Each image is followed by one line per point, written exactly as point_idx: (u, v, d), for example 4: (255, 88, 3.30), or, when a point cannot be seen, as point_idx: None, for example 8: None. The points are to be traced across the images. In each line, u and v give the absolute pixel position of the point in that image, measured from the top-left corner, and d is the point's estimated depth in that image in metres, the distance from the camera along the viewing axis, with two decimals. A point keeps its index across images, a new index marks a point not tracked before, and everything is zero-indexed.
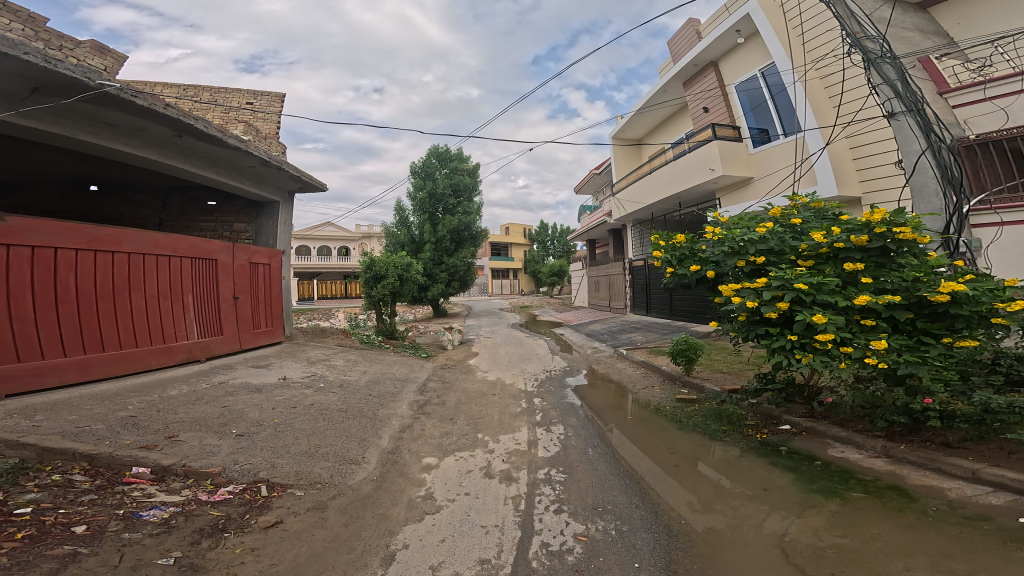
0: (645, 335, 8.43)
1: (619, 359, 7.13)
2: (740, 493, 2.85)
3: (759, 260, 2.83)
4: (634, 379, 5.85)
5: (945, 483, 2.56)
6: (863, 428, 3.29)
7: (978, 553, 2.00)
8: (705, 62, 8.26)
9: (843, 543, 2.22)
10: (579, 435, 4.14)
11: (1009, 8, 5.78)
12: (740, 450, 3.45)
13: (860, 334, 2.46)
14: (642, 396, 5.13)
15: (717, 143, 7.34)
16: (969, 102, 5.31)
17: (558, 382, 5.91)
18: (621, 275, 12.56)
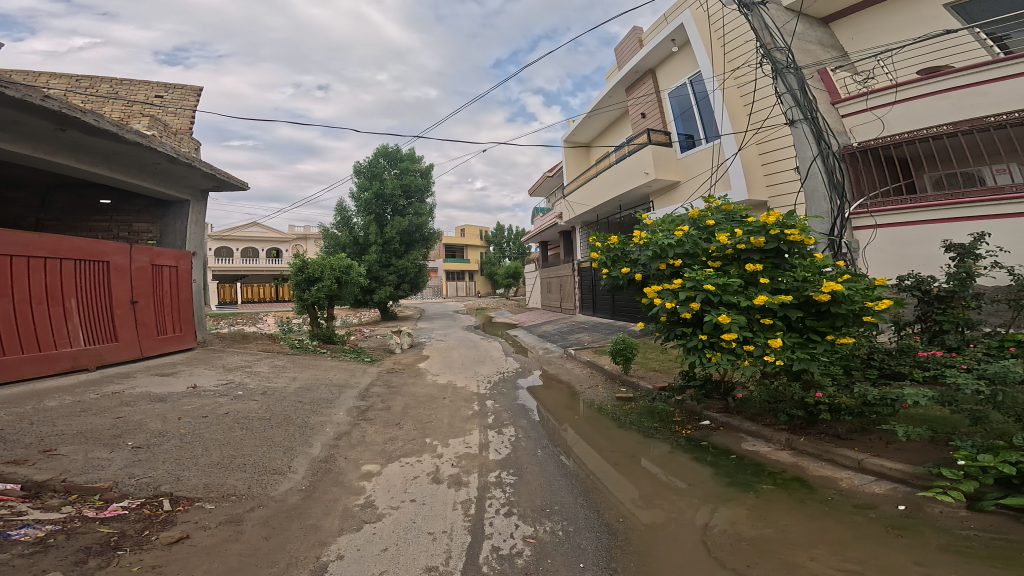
0: (591, 335, 8.58)
1: (568, 360, 7.21)
2: (676, 488, 2.92)
3: (676, 262, 2.94)
4: (581, 379, 5.94)
5: (837, 473, 2.73)
6: (769, 422, 3.49)
7: (867, 542, 2.11)
8: (644, 69, 8.52)
9: (760, 534, 2.30)
10: (527, 437, 4.14)
11: (894, 24, 6.31)
12: (669, 448, 3.53)
13: (760, 333, 2.62)
14: (588, 396, 5.19)
15: (651, 147, 7.58)
16: (854, 112, 5.88)
17: (511, 384, 5.92)
18: (571, 276, 12.74)
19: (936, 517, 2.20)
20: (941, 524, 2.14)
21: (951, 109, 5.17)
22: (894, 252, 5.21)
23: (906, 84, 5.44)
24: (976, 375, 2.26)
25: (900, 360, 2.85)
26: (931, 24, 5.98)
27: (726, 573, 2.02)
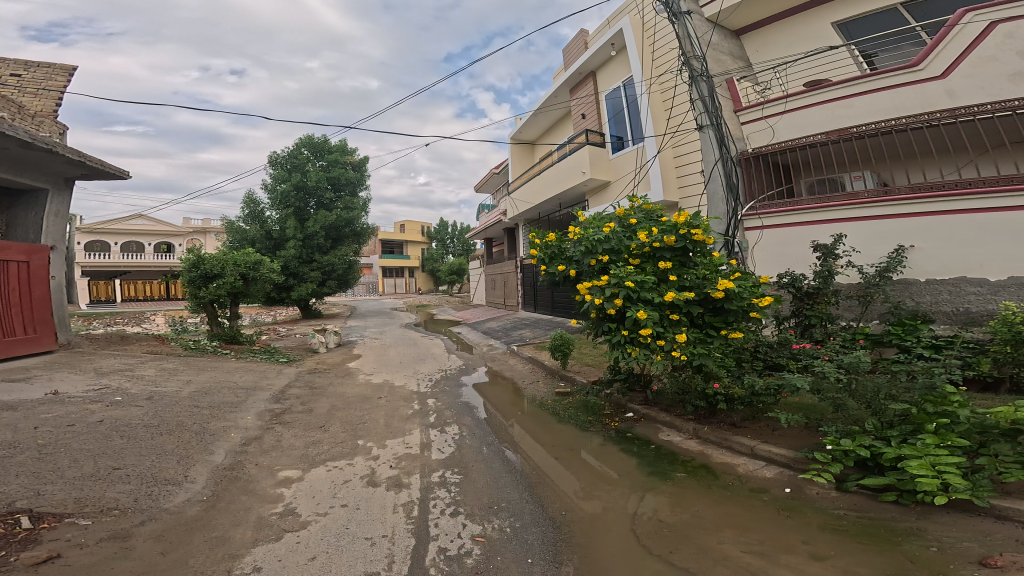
0: (533, 331, 8.73)
1: (511, 356, 7.27)
2: (611, 478, 3.01)
3: (604, 259, 3.08)
4: (523, 375, 6.01)
5: (735, 460, 3.00)
6: (680, 412, 3.78)
7: (764, 524, 2.26)
8: (587, 72, 8.86)
9: (678, 519, 2.41)
10: (473, 434, 4.10)
11: (790, 39, 7.05)
12: (601, 440, 3.65)
13: (670, 328, 2.91)
14: (529, 392, 5.25)
15: (588, 147, 7.89)
16: (751, 120, 6.42)
17: (454, 381, 5.86)
18: (514, 273, 12.93)
19: (813, 497, 2.45)
20: (818, 504, 2.39)
21: (825, 118, 5.74)
22: (776, 252, 5.68)
23: (794, 96, 5.98)
24: (837, 364, 2.74)
25: (779, 353, 3.25)
26: (817, 41, 6.77)
27: (655, 560, 2.09)
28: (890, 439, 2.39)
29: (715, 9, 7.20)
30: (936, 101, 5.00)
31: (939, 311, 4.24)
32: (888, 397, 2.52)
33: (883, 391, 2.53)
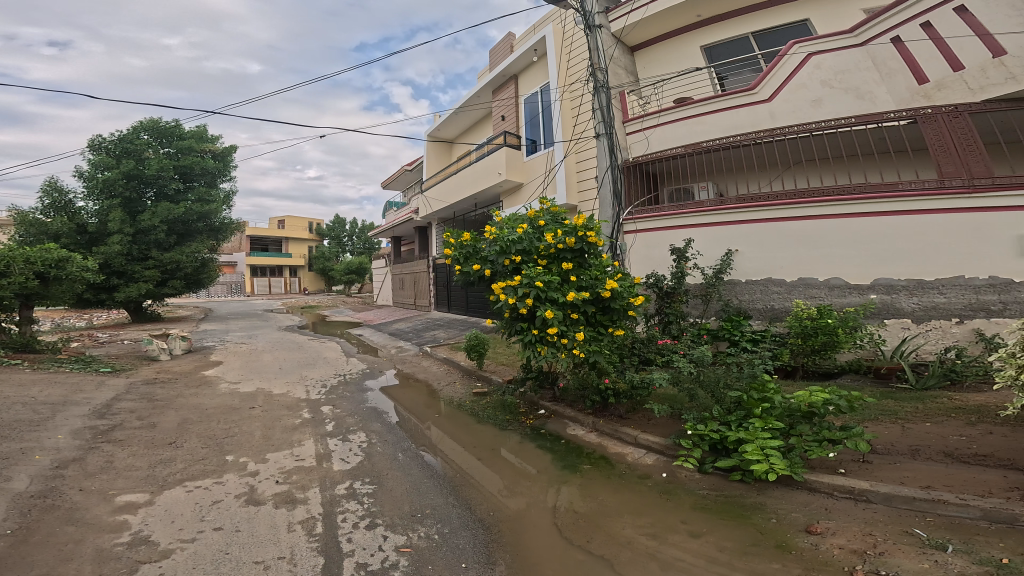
0: (446, 333, 11.52)
1: (425, 357, 9.63)
2: (531, 475, 4.55)
3: (516, 260, 5.15)
4: (439, 377, 8.05)
5: (625, 450, 4.95)
6: (581, 407, 5.85)
7: (661, 514, 3.79)
8: (510, 75, 10.16)
9: (588, 509, 3.88)
10: (386, 441, 5.27)
11: (671, 58, 8.88)
12: (521, 437, 5.39)
13: (568, 323, 4.95)
14: (448, 394, 7.05)
15: (505, 149, 9.26)
16: (635, 131, 8.39)
17: (355, 389, 7.27)
18: (424, 274, 17.19)
19: (685, 481, 4.27)
20: (691, 488, 4.15)
21: (686, 132, 7.76)
22: (647, 252, 7.64)
23: (664, 115, 8.01)
24: (689, 360, 5.19)
25: (647, 347, 5.68)
26: (689, 60, 8.63)
27: (578, 548, 3.34)
28: (732, 423, 4.27)
29: (620, 25, 8.77)
30: (766, 119, 7.11)
31: (756, 307, 6.51)
32: (725, 385, 4.61)
33: (721, 380, 4.65)
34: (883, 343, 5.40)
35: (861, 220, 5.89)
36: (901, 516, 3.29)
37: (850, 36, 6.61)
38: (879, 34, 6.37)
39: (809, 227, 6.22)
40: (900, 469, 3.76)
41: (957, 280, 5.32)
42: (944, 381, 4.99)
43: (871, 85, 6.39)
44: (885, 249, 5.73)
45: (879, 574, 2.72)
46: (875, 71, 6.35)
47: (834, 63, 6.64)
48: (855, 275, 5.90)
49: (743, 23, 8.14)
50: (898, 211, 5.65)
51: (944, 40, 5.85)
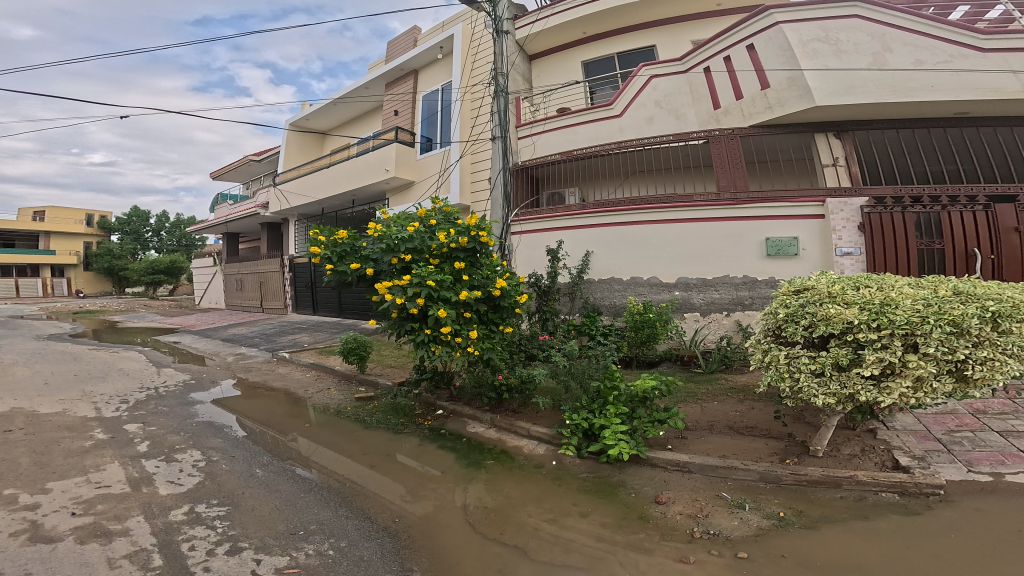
0: (311, 337, 10.56)
1: (283, 364, 8.54)
2: (435, 477, 4.66)
3: (407, 257, 5.61)
4: (307, 384, 7.27)
5: (521, 442, 5.41)
6: (478, 406, 6.13)
7: (553, 497, 4.40)
8: (410, 69, 10.67)
9: (497, 503, 4.30)
10: (231, 457, 4.46)
11: (558, 69, 9.73)
12: (419, 440, 5.38)
13: (464, 326, 5.54)
14: (321, 402, 6.45)
15: (395, 145, 9.46)
16: (523, 137, 8.70)
17: (182, 402, 6.07)
18: (278, 273, 15.64)
19: (571, 466, 4.97)
20: (575, 472, 4.85)
21: (562, 141, 8.15)
22: (526, 254, 7.99)
23: (540, 129, 8.46)
24: (564, 355, 5.81)
25: (531, 344, 6.27)
26: (572, 73, 9.55)
27: (492, 542, 3.70)
28: (594, 410, 5.18)
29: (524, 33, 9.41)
30: (616, 132, 7.60)
31: (606, 305, 7.11)
32: (590, 376, 5.49)
33: (588, 372, 5.52)
34: (683, 334, 6.49)
35: (670, 226, 6.73)
36: (710, 480, 4.46)
37: (678, 64, 7.30)
38: (699, 63, 7.11)
39: (633, 231, 6.95)
40: (705, 442, 4.98)
41: (725, 279, 6.51)
42: (721, 364, 6.25)
43: (687, 108, 7.16)
44: (689, 253, 6.63)
45: (707, 532, 3.68)
46: (690, 98, 7.14)
47: (664, 87, 7.30)
48: (664, 273, 6.75)
49: (617, 43, 9.19)
50: (693, 218, 6.60)
51: (736, 73, 6.71)
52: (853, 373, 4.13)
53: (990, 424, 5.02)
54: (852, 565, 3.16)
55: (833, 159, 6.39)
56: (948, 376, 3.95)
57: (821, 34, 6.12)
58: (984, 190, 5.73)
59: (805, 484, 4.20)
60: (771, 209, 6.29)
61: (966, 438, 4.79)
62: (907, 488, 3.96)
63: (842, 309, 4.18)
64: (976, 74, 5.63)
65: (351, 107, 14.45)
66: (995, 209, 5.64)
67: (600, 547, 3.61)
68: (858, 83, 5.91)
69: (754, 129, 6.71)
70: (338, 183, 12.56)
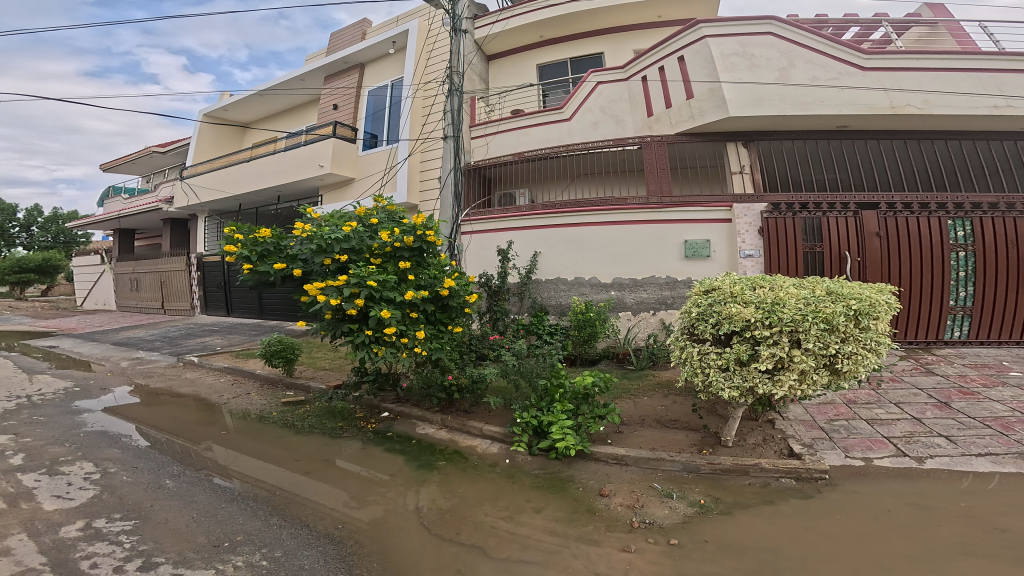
0: (225, 340, 9.52)
1: (192, 369, 7.55)
2: (383, 481, 4.40)
3: (342, 258, 5.36)
4: (223, 389, 6.52)
5: (474, 442, 5.37)
6: (428, 407, 6.01)
7: (505, 494, 4.40)
8: (355, 63, 11.60)
9: (451, 504, 4.15)
10: (134, 468, 3.93)
11: (513, 71, 10.08)
12: (362, 443, 5.10)
13: (410, 327, 5.39)
14: (241, 408, 5.80)
15: (333, 141, 10.26)
16: (477, 137, 8.92)
17: (67, 411, 5.22)
18: (185, 273, 14.28)
19: (525, 464, 5.01)
20: (528, 470, 4.89)
21: (515, 141, 8.42)
22: (477, 253, 8.10)
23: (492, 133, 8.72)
24: (514, 355, 5.85)
25: (482, 344, 6.29)
26: (526, 76, 9.94)
27: (449, 543, 3.57)
28: (541, 409, 5.28)
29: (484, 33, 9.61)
30: (566, 134, 7.99)
31: (554, 305, 7.44)
32: (537, 374, 5.59)
33: (538, 371, 5.60)
34: (618, 333, 6.90)
35: (608, 228, 7.17)
36: (644, 472, 4.76)
37: (621, 72, 7.84)
38: (639, 71, 7.67)
39: (577, 232, 7.32)
40: (640, 437, 5.30)
41: (651, 279, 7.06)
42: (649, 362, 6.70)
43: (625, 114, 7.69)
44: (625, 253, 7.11)
45: (644, 521, 3.89)
46: (629, 104, 7.69)
47: (609, 93, 7.80)
48: (602, 274, 7.19)
49: (568, 49, 9.72)
50: (625, 220, 7.09)
51: (668, 83, 7.27)
52: (751, 368, 4.78)
53: (860, 413, 5.50)
54: (767, 544, 3.49)
55: (739, 167, 7.10)
56: (825, 371, 4.73)
57: (740, 49, 6.71)
58: (856, 198, 6.62)
59: (720, 471, 4.60)
60: (688, 213, 6.90)
61: (842, 426, 5.29)
62: (800, 473, 4.40)
63: (741, 309, 4.84)
64: (857, 91, 6.42)
65: (282, 100, 13.72)
66: (863, 216, 6.58)
67: (553, 542, 3.65)
68: (766, 96, 6.55)
69: (679, 137, 7.31)
70: (258, 179, 11.76)
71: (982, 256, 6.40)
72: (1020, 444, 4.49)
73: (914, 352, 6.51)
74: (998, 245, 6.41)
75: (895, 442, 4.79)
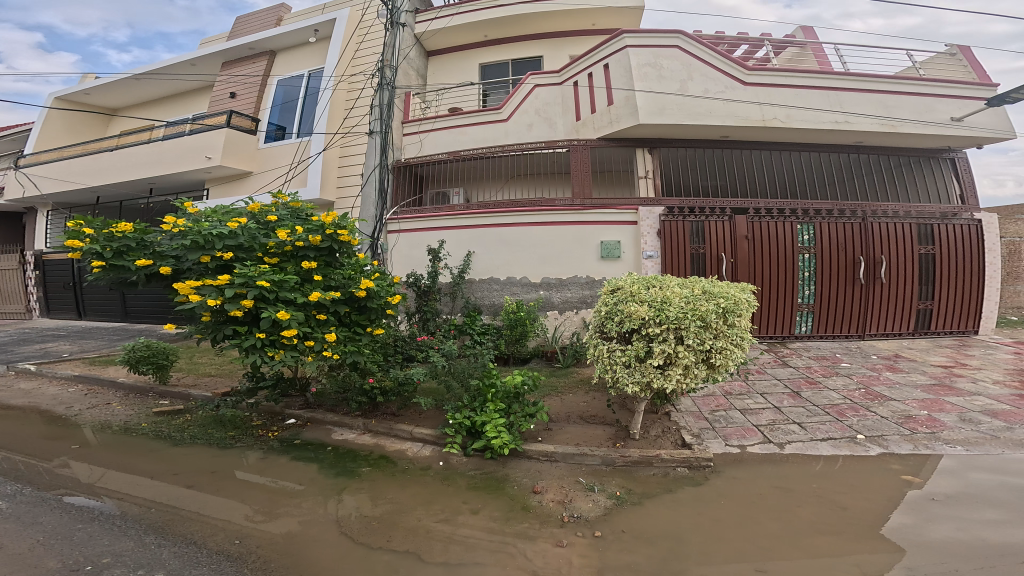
0: (79, 346, 7.88)
1: (28, 379, 6.14)
2: (297, 491, 3.90)
3: (224, 255, 4.84)
4: (77, 400, 5.45)
5: (404, 446, 5.08)
6: (345, 412, 5.59)
7: (442, 496, 4.17)
8: (264, 49, 11.16)
9: (381, 511, 3.80)
10: None
11: (452, 70, 10.43)
12: (263, 453, 4.53)
13: (315, 330, 4.97)
14: (103, 421, 4.93)
15: (226, 131, 9.70)
16: (410, 133, 9.04)
17: None
18: (19, 271, 11.81)
19: (459, 466, 4.81)
20: (463, 471, 4.70)
21: (452, 140, 8.65)
22: (405, 251, 8.23)
23: (426, 132, 8.89)
24: (444, 355, 5.66)
25: (409, 345, 6.07)
26: (466, 74, 10.33)
27: (380, 551, 3.26)
28: (474, 409, 5.16)
29: (422, 27, 9.91)
30: (501, 135, 8.34)
31: (486, 303, 7.72)
32: (469, 374, 5.45)
33: (470, 372, 5.45)
34: (548, 331, 7.26)
35: (529, 228, 7.54)
36: (570, 467, 4.87)
37: (556, 76, 8.27)
38: (572, 77, 8.14)
39: (507, 232, 7.63)
40: (569, 433, 5.44)
41: (574, 279, 7.53)
42: (574, 359, 7.07)
43: (557, 117, 8.17)
44: (544, 254, 7.53)
45: (574, 515, 3.94)
46: (561, 108, 8.17)
47: (545, 96, 8.24)
48: (532, 274, 7.53)
49: (511, 50, 10.21)
50: (545, 222, 7.51)
51: (597, 89, 7.73)
52: (648, 364, 5.32)
53: (734, 404, 6.23)
54: (672, 531, 3.68)
55: (645, 172, 7.76)
56: (702, 365, 5.37)
57: (651, 60, 7.21)
58: (731, 203, 7.60)
59: (630, 463, 4.88)
60: (603, 215, 7.48)
61: (721, 417, 5.94)
62: (692, 462, 4.77)
63: (637, 308, 5.38)
64: (738, 105, 7.13)
65: (171, 86, 12.73)
66: (736, 221, 7.57)
67: (492, 541, 3.53)
68: (669, 106, 7.04)
69: (600, 141, 7.80)
70: (131, 169, 10.62)
71: (820, 257, 7.63)
72: (850, 428, 5.30)
73: (774, 345, 7.68)
74: (833, 246, 7.67)
75: (762, 430, 5.44)
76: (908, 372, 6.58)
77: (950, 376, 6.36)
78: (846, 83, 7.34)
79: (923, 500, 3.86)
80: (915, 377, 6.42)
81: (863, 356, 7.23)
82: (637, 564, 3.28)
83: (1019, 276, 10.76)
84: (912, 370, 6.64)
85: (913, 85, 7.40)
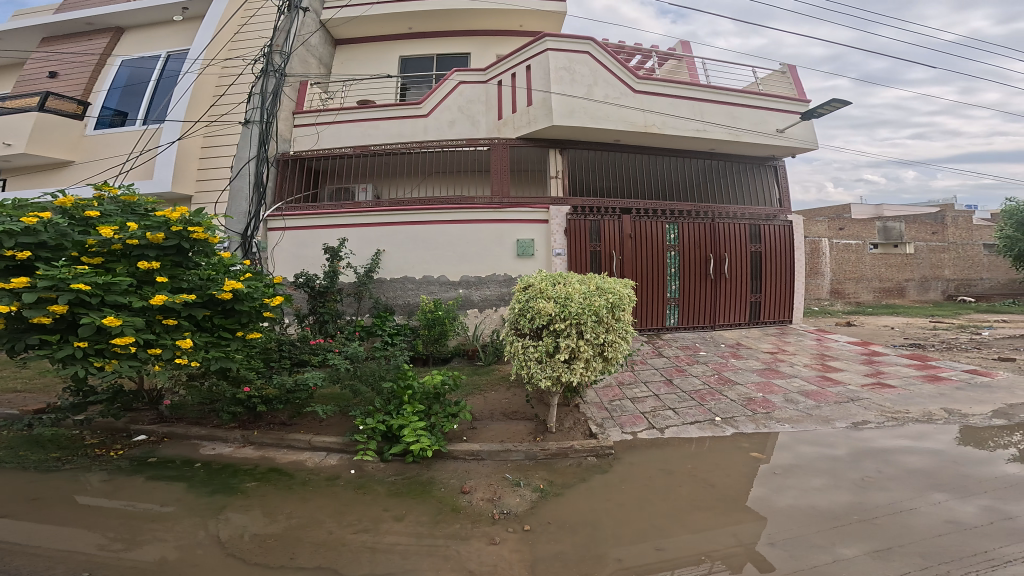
0: None
1: None
2: (165, 516, 3.23)
3: (20, 255, 3.83)
4: None
5: (303, 456, 4.49)
6: (216, 424, 4.83)
7: (356, 505, 3.74)
8: (110, 26, 9.60)
9: (282, 527, 3.25)
10: None
11: (364, 61, 10.35)
12: (107, 474, 3.76)
13: (167, 337, 4.15)
14: None
15: (34, 114, 8.24)
16: (304, 124, 8.69)
17: None
18: None
19: (375, 472, 4.38)
20: (379, 478, 4.29)
21: (360, 133, 8.51)
22: (290, 251, 7.91)
23: (320, 125, 8.62)
24: (343, 357, 5.16)
25: (300, 349, 5.46)
26: (382, 65, 10.35)
27: (285, 569, 2.80)
28: (389, 413, 4.78)
29: (328, 14, 9.80)
30: (421, 131, 8.41)
31: (400, 305, 7.73)
32: (379, 378, 4.96)
33: (377, 373, 4.97)
34: (468, 330, 7.38)
35: (437, 227, 7.71)
36: (496, 464, 4.79)
37: (480, 74, 8.67)
38: (496, 77, 8.60)
39: (423, 230, 7.72)
40: (491, 431, 5.38)
41: (492, 278, 7.80)
42: (495, 356, 7.18)
43: (479, 116, 8.51)
44: (449, 254, 7.71)
45: (504, 512, 3.85)
46: (484, 107, 8.54)
47: (469, 94, 8.55)
48: (450, 273, 7.69)
49: (432, 46, 10.39)
50: (458, 220, 7.71)
51: (519, 88, 8.27)
52: (556, 360, 5.64)
53: (626, 393, 6.89)
54: (589, 518, 3.79)
55: (556, 172, 8.46)
56: (598, 359, 5.83)
57: (566, 64, 8.02)
58: (619, 203, 8.67)
59: (548, 456, 4.99)
60: (518, 214, 7.91)
61: (617, 405, 6.51)
62: (598, 450, 5.04)
63: (545, 304, 5.67)
64: (628, 111, 8.29)
65: None
66: (623, 220, 8.63)
67: (421, 545, 3.27)
68: (577, 108, 7.90)
69: (519, 141, 8.37)
70: None
71: (683, 252, 9.11)
72: (710, 411, 6.21)
73: (652, 337, 8.83)
74: (691, 243, 9.21)
75: (647, 417, 6.07)
76: (746, 359, 8.09)
77: (775, 361, 7.99)
78: (704, 94, 9.00)
79: (785, 469, 4.65)
80: (752, 363, 7.91)
81: (715, 344, 8.69)
82: (564, 553, 3.30)
83: (818, 272, 14.28)
84: (749, 356, 8.19)
85: (749, 97, 9.26)
